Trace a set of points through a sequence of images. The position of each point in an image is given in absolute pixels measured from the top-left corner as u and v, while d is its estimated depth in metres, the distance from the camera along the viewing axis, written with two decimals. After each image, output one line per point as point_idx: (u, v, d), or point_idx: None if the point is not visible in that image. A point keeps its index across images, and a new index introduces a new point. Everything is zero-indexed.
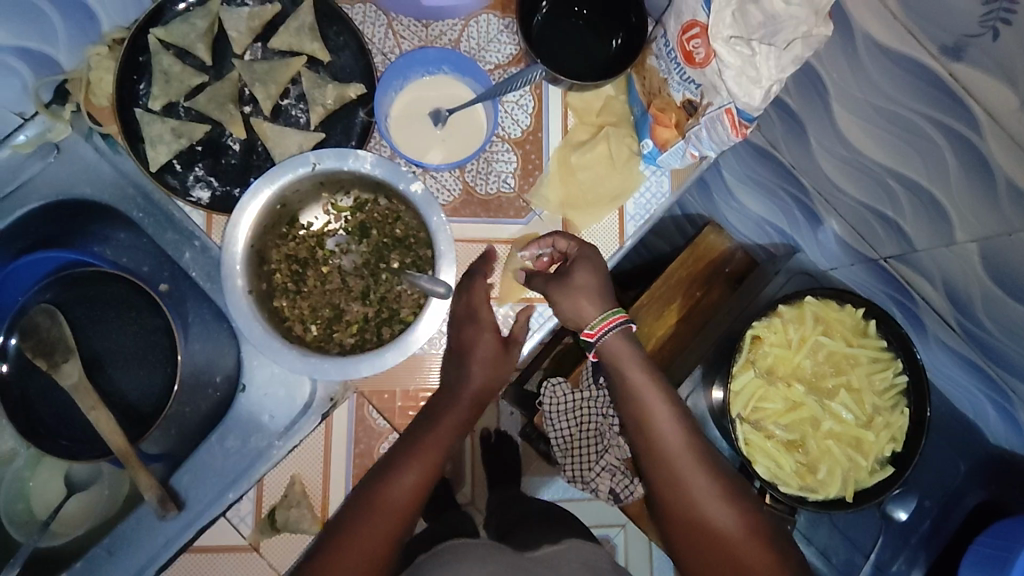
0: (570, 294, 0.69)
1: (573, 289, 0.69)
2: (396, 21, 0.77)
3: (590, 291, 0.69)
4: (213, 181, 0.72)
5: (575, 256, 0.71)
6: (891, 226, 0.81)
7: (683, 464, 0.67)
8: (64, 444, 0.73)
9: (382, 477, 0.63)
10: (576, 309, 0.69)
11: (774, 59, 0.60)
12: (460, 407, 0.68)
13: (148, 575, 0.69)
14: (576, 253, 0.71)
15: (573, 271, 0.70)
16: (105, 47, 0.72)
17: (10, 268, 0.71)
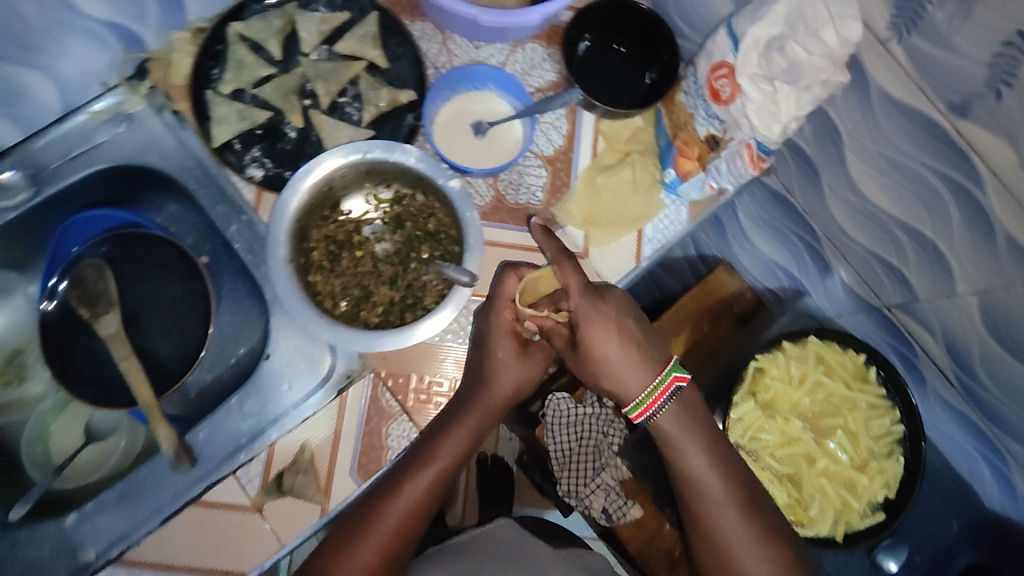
0: (598, 366, 0.70)
1: (602, 363, 0.70)
2: (451, 39, 0.85)
3: (614, 360, 0.70)
4: (267, 163, 0.79)
5: (588, 324, 0.69)
6: (896, 275, 0.85)
7: (710, 498, 0.72)
8: (93, 390, 0.77)
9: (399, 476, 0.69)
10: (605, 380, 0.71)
11: (794, 99, 0.65)
12: (483, 416, 0.72)
13: (153, 524, 0.72)
14: (590, 316, 0.69)
15: (595, 345, 0.69)
16: (189, 34, 0.80)
17: (74, 219, 0.77)
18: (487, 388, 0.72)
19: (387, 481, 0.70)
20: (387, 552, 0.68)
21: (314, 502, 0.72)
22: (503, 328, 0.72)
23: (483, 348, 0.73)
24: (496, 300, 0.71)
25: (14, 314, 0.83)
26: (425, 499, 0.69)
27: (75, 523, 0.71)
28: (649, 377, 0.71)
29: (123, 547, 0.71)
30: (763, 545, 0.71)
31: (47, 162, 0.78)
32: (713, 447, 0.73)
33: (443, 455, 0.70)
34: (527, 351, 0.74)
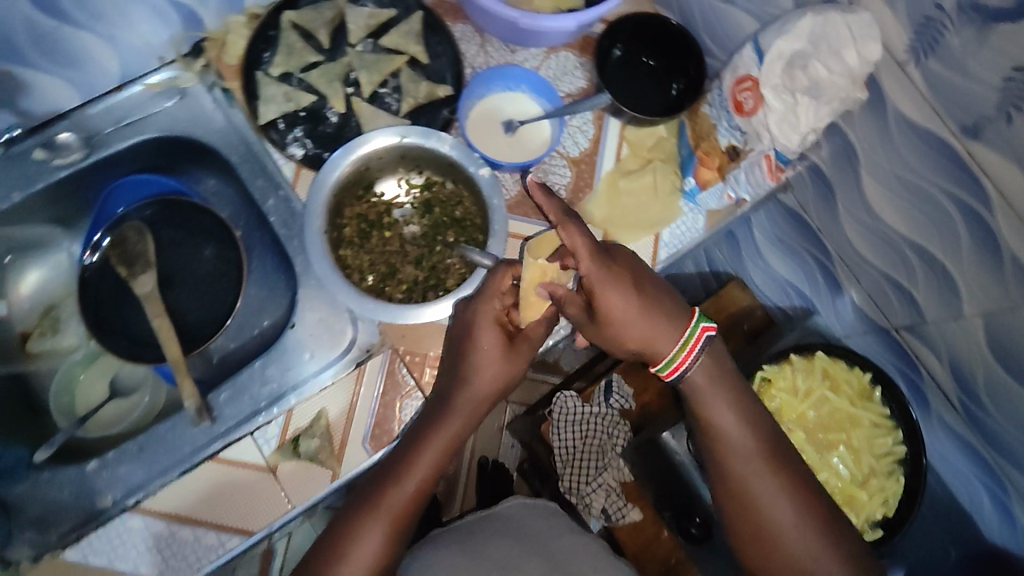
0: (622, 327, 0.72)
1: (625, 322, 0.71)
2: (489, 42, 0.90)
3: (634, 317, 0.71)
4: (308, 143, 0.83)
5: (602, 288, 0.69)
6: (905, 297, 0.87)
7: (739, 454, 0.75)
8: (124, 344, 0.80)
9: (388, 479, 0.68)
10: (643, 341, 0.73)
11: (813, 111, 0.69)
12: (467, 413, 0.70)
13: (170, 476, 0.75)
14: (603, 281, 0.69)
15: (610, 305, 0.70)
16: (244, 18, 0.84)
17: (119, 183, 0.81)
18: (466, 388, 0.69)
19: (388, 466, 0.70)
20: (389, 536, 0.68)
21: (326, 468, 0.74)
22: (490, 317, 0.69)
23: (467, 343, 0.69)
24: (485, 292, 0.69)
25: (53, 270, 0.88)
26: (421, 493, 0.69)
27: (95, 469, 0.74)
28: (675, 339, 0.74)
29: (139, 497, 0.74)
30: (787, 496, 0.73)
31: (100, 127, 0.82)
32: (741, 400, 0.77)
33: (435, 444, 0.69)
34: (515, 342, 0.70)
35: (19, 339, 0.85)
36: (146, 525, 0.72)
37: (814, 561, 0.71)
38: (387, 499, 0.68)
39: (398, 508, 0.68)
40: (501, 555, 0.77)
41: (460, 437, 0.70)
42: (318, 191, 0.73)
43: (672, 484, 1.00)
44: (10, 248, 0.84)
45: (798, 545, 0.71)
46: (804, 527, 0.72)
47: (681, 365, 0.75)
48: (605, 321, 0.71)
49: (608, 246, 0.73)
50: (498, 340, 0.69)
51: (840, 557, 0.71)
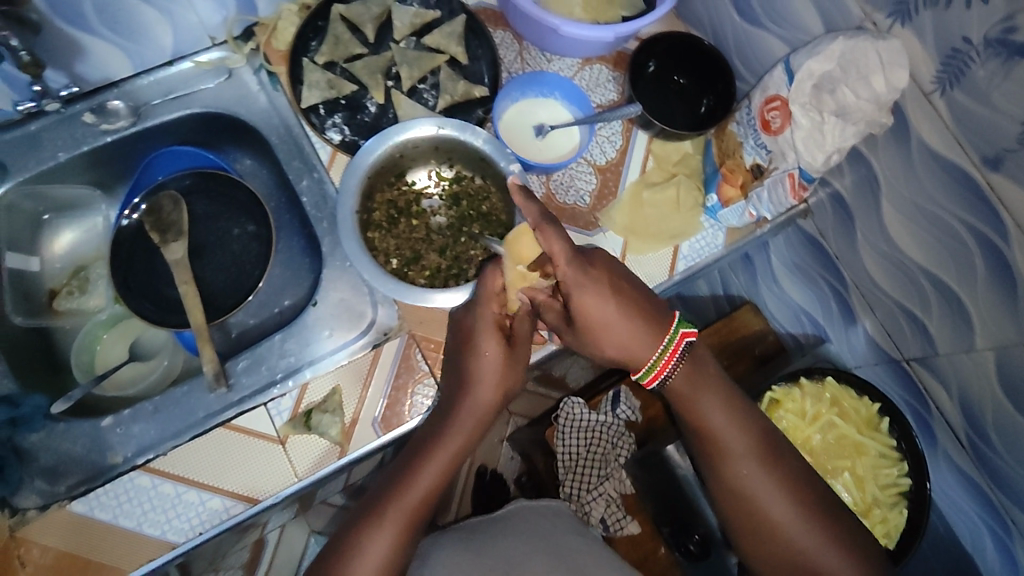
0: (603, 333, 0.73)
1: (605, 328, 0.73)
2: (527, 50, 0.93)
3: (615, 322, 0.72)
4: (345, 129, 0.86)
5: (580, 291, 0.71)
6: (919, 328, 0.88)
7: (736, 456, 0.78)
8: (149, 307, 0.82)
9: (401, 476, 0.71)
10: (622, 348, 0.74)
11: (841, 131, 0.70)
12: (474, 417, 0.71)
13: (182, 439, 0.76)
14: (582, 287, 0.71)
15: (590, 309, 0.72)
16: (296, 7, 0.88)
17: (158, 152, 0.85)
18: (471, 395, 0.71)
19: (402, 460, 0.73)
20: (407, 526, 0.70)
21: (335, 444, 0.75)
22: (490, 324, 0.71)
23: (472, 350, 0.72)
24: (483, 294, 0.72)
25: (88, 232, 0.91)
26: (435, 488, 0.71)
27: (110, 426, 0.76)
28: (654, 347, 0.75)
29: (149, 456, 0.75)
30: (787, 493, 0.77)
31: (149, 99, 0.86)
32: (731, 402, 0.79)
33: (449, 440, 0.71)
34: (512, 348, 0.72)
35: (48, 296, 0.87)
36: (154, 485, 0.73)
37: (822, 553, 0.74)
38: (404, 492, 0.70)
39: (416, 499, 0.70)
40: (508, 551, 0.78)
41: (473, 435, 0.72)
42: (354, 172, 0.76)
43: (670, 498, 0.96)
44: (49, 206, 0.87)
45: (803, 539, 0.75)
46: (804, 526, 0.75)
47: (663, 371, 0.77)
48: (584, 328, 0.73)
49: (587, 253, 0.74)
50: (499, 346, 0.71)
51: (845, 545, 0.75)
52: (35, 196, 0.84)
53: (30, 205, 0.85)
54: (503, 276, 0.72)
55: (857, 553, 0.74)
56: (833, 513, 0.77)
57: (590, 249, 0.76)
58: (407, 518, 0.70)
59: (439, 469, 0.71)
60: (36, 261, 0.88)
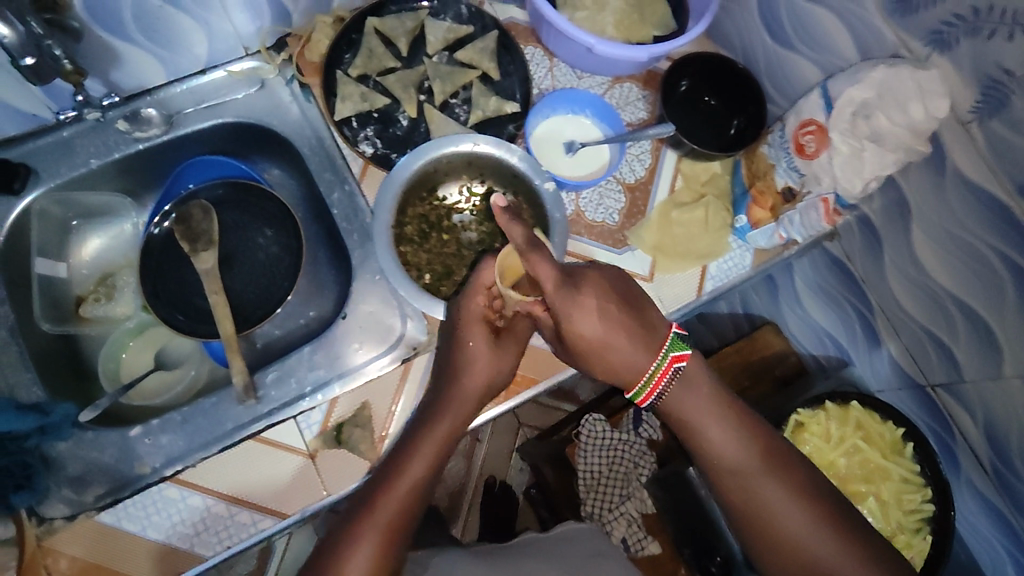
0: (594, 352, 0.72)
1: (596, 348, 0.72)
2: (556, 67, 0.93)
3: (607, 346, 0.72)
4: (377, 143, 0.86)
5: (567, 310, 0.71)
6: (945, 353, 0.88)
7: (740, 466, 0.74)
8: (179, 317, 0.82)
9: (387, 473, 0.70)
10: (611, 367, 0.74)
11: (879, 158, 0.70)
12: (461, 407, 0.73)
13: (211, 450, 0.76)
14: (569, 311, 0.71)
15: (579, 328, 0.71)
16: (331, 19, 0.88)
17: (191, 161, 0.85)
18: (461, 382, 0.73)
19: (389, 461, 0.71)
20: (393, 531, 0.67)
21: (363, 459, 0.75)
22: (475, 316, 0.73)
23: (459, 343, 0.74)
24: (471, 288, 0.72)
25: (115, 238, 0.91)
26: (425, 480, 0.71)
27: (138, 436, 0.76)
28: (649, 361, 0.74)
29: (177, 467, 0.75)
30: (796, 503, 0.73)
31: (182, 107, 0.86)
32: (729, 412, 0.76)
33: (436, 433, 0.71)
34: (499, 341, 0.74)
35: (75, 303, 0.88)
36: (183, 497, 0.73)
37: (838, 561, 0.71)
38: (388, 491, 0.69)
39: (401, 500, 0.68)
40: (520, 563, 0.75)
41: (458, 429, 0.72)
42: (390, 187, 0.77)
43: (688, 514, 0.96)
44: (77, 212, 0.87)
45: (816, 547, 0.71)
46: (815, 532, 0.72)
47: (652, 394, 0.76)
48: (572, 347, 0.73)
49: (575, 271, 0.73)
50: (484, 339, 0.73)
51: (859, 551, 0.71)
52: (66, 202, 0.84)
53: (59, 212, 0.85)
54: (496, 273, 0.71)
55: (879, 562, 0.71)
56: (846, 522, 0.73)
57: (580, 265, 0.76)
58: (394, 520, 0.68)
59: (426, 465, 0.70)
60: (65, 267, 0.88)
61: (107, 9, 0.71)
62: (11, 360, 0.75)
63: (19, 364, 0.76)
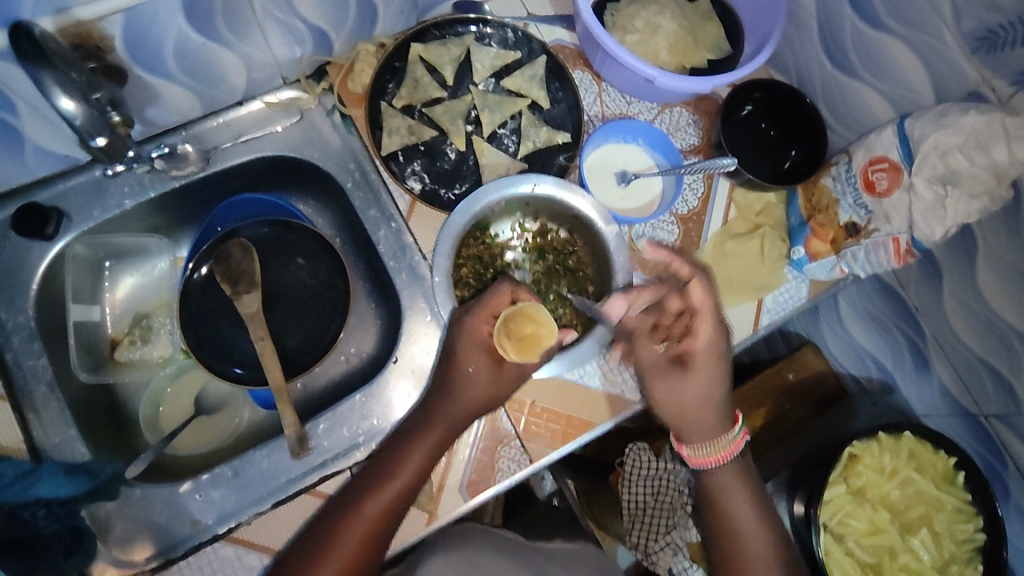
0: (694, 398, 0.75)
1: (699, 393, 0.75)
2: (605, 92, 0.89)
3: (706, 402, 0.75)
4: (425, 178, 0.83)
5: (703, 357, 0.74)
6: (1003, 386, 0.84)
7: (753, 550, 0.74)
8: (237, 370, 0.81)
9: (367, 484, 0.69)
10: (701, 417, 0.75)
11: (963, 205, 0.67)
12: (448, 421, 0.71)
13: (264, 506, 0.74)
14: (703, 354, 0.74)
15: (697, 370, 0.74)
16: (373, 47, 0.84)
17: (224, 203, 0.81)
18: (452, 397, 0.72)
19: (371, 472, 0.71)
20: (360, 554, 0.67)
21: (422, 510, 0.75)
22: (478, 342, 0.71)
23: (455, 356, 0.72)
24: (478, 309, 0.71)
25: (146, 277, 0.87)
26: (402, 501, 0.69)
27: (188, 492, 0.73)
28: (721, 425, 0.76)
29: (231, 525, 0.73)
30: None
31: (219, 142, 0.81)
32: (758, 496, 0.77)
33: (420, 448, 0.70)
34: (503, 368, 0.72)
35: (110, 346, 0.84)
36: (239, 556, 0.71)
37: None
38: (364, 508, 0.68)
39: (373, 522, 0.68)
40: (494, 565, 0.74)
41: (440, 447, 0.71)
42: (448, 235, 0.75)
43: None
44: (109, 253, 0.83)
45: None
46: None
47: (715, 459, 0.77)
48: (676, 381, 0.75)
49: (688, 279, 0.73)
50: (484, 364, 0.71)
51: None
52: (98, 244, 0.80)
53: (92, 254, 0.81)
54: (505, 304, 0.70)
55: None
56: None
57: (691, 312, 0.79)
58: (362, 542, 0.67)
59: (403, 483, 0.69)
60: (98, 309, 0.84)
61: (148, 49, 0.67)
62: (53, 417, 0.72)
63: (60, 420, 0.72)
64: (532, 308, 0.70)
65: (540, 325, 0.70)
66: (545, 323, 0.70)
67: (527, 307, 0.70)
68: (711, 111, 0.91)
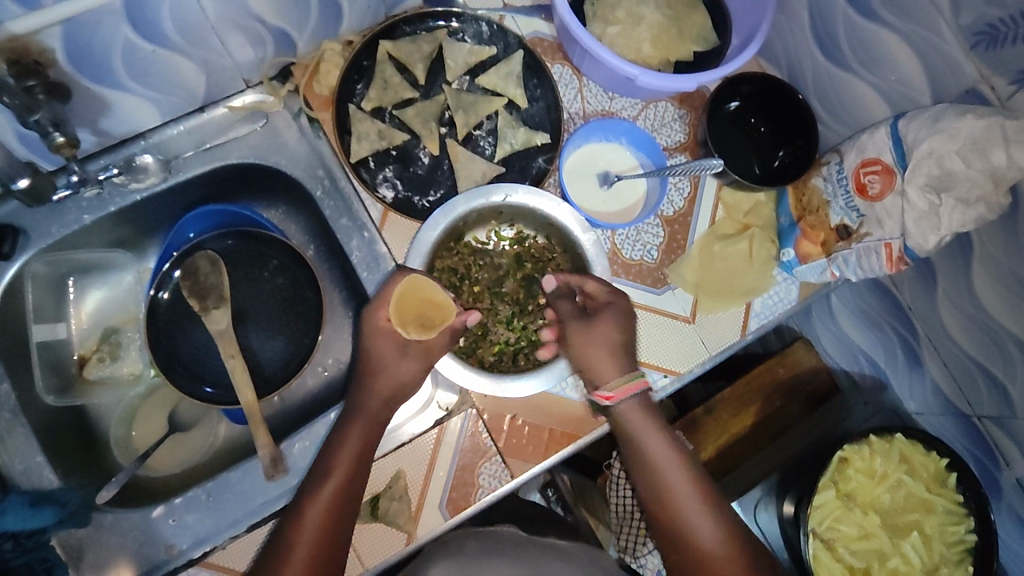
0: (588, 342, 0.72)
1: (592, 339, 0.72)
2: (586, 87, 0.85)
3: (615, 355, 0.72)
4: (398, 184, 0.79)
5: (606, 310, 0.73)
6: (997, 388, 0.81)
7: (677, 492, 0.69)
8: (208, 390, 0.80)
9: (309, 490, 0.66)
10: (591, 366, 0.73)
11: (959, 214, 0.63)
12: (371, 413, 0.70)
13: (239, 530, 0.72)
14: (617, 308, 0.73)
15: (599, 320, 0.73)
16: (339, 45, 0.80)
17: (183, 218, 0.78)
18: (368, 387, 0.71)
19: (309, 479, 0.67)
20: (316, 562, 0.62)
21: (402, 531, 0.73)
22: (379, 328, 0.71)
23: (366, 353, 0.71)
24: (377, 298, 0.71)
25: (114, 290, 0.85)
26: (346, 497, 0.66)
27: (161, 516, 0.71)
28: (626, 367, 0.73)
29: (207, 549, 0.71)
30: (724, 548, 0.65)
31: (181, 151, 0.78)
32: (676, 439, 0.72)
33: (349, 444, 0.68)
34: (410, 349, 0.71)
35: (77, 364, 0.82)
36: None
37: None
38: (306, 515, 0.64)
39: (320, 525, 0.64)
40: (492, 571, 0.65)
41: (371, 436, 0.69)
42: (416, 252, 0.73)
43: None
44: (72, 269, 0.81)
45: None
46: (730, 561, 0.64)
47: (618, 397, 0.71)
48: (591, 333, 0.72)
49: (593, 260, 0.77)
50: (390, 351, 0.71)
51: None
52: (58, 261, 0.77)
53: (53, 270, 0.78)
54: (400, 287, 0.70)
55: None
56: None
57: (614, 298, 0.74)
58: (315, 549, 0.63)
59: (342, 480, 0.66)
60: (64, 326, 0.82)
61: (94, 60, 0.63)
62: (18, 443, 0.70)
63: (26, 446, 0.70)
64: (427, 290, 0.71)
65: (439, 306, 0.71)
66: (443, 304, 0.71)
67: (420, 289, 0.71)
68: (697, 106, 0.87)
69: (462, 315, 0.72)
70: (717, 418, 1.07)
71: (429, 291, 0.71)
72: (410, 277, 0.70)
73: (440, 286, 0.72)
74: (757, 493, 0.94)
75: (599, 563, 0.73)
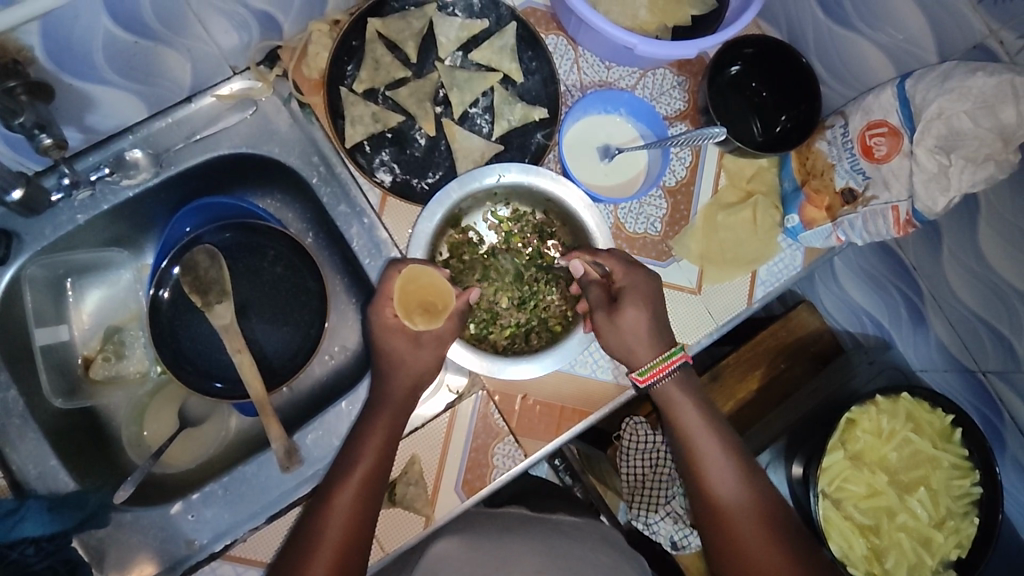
0: (617, 331, 0.72)
1: (620, 327, 0.71)
2: (582, 57, 0.83)
3: (643, 338, 0.72)
4: (395, 168, 0.78)
5: (628, 296, 0.72)
6: (1002, 343, 0.81)
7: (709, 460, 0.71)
8: (217, 385, 0.80)
9: (334, 481, 0.66)
10: (626, 351, 0.72)
11: (968, 173, 0.63)
12: (394, 403, 0.70)
13: (260, 521, 0.73)
14: (638, 288, 0.73)
15: (624, 307, 0.71)
16: (326, 26, 0.77)
17: (174, 218, 0.76)
18: (392, 376, 0.70)
19: (337, 466, 0.68)
20: (343, 549, 0.63)
21: (419, 514, 0.74)
22: (388, 324, 0.70)
23: (377, 344, 0.71)
24: (379, 295, 0.70)
25: (113, 289, 0.84)
26: (375, 484, 0.66)
27: (180, 513, 0.72)
28: (656, 348, 0.72)
29: (227, 542, 0.72)
30: (768, 538, 0.67)
31: (170, 144, 0.76)
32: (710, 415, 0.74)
33: (375, 433, 0.68)
34: (423, 340, 0.70)
35: (82, 366, 0.82)
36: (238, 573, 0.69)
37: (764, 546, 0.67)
38: (336, 500, 0.65)
39: (349, 511, 0.65)
40: (504, 547, 0.66)
41: (395, 426, 0.69)
42: (418, 243, 0.73)
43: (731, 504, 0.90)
44: (70, 270, 0.80)
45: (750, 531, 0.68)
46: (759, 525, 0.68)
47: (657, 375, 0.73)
48: (617, 319, 0.71)
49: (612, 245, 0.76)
50: (403, 343, 0.70)
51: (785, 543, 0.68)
52: (54, 263, 0.76)
53: (50, 272, 0.77)
54: (399, 277, 0.70)
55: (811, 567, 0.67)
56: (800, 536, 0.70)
57: (641, 277, 0.73)
58: (344, 535, 0.64)
59: (370, 465, 0.67)
60: (66, 328, 0.81)
61: (74, 54, 0.61)
62: (30, 449, 0.70)
63: (39, 452, 0.70)
64: (425, 276, 0.71)
65: (440, 292, 0.71)
66: (443, 288, 0.71)
67: (420, 277, 0.70)
68: (696, 71, 0.85)
69: (463, 295, 0.72)
70: (725, 385, 1.03)
71: (426, 276, 0.71)
72: (406, 269, 0.70)
73: (435, 270, 0.71)
74: (768, 456, 0.91)
75: (609, 539, 0.74)
